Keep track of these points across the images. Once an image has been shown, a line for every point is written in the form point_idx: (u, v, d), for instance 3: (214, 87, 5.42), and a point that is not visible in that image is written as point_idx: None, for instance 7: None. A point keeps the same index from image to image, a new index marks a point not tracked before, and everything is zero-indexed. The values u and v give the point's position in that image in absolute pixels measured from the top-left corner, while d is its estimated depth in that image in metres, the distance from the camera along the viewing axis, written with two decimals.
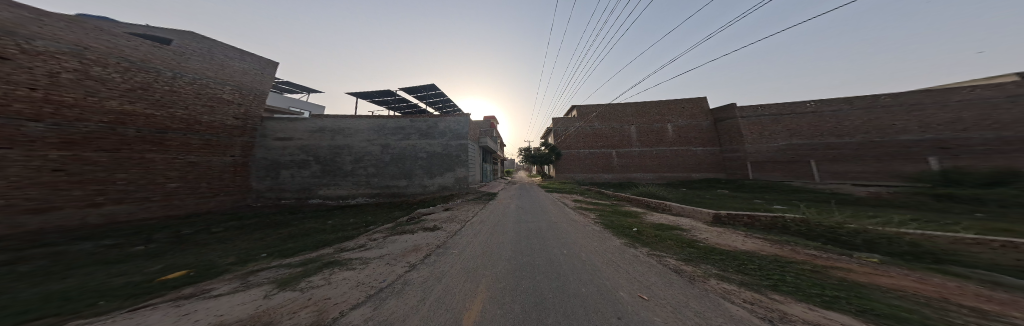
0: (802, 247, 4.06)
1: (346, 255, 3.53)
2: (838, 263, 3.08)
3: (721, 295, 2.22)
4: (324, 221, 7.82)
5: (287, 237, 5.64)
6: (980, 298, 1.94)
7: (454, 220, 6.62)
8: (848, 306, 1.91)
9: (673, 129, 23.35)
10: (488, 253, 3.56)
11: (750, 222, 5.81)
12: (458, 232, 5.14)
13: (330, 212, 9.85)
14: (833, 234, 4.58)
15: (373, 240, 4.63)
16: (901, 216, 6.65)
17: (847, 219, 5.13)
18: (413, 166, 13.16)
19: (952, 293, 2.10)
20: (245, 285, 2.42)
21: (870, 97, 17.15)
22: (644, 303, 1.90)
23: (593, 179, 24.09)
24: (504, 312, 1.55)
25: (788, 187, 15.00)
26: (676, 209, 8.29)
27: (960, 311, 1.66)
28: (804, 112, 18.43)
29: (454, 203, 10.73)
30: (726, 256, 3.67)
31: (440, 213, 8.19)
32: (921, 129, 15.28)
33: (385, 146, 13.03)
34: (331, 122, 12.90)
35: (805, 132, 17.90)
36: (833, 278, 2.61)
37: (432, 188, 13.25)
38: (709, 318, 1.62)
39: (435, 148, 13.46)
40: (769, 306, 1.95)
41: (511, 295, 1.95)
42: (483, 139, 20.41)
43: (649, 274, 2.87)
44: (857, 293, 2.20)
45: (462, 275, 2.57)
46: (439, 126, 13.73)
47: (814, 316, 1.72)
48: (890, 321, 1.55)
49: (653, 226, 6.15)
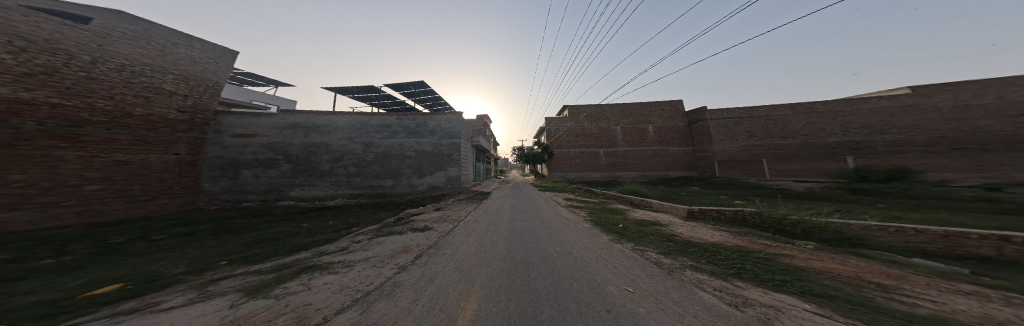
0: (757, 237, 4.52)
1: (325, 259, 3.35)
2: (784, 250, 3.49)
3: (695, 285, 2.42)
4: (297, 224, 7.39)
5: (248, 244, 5.18)
6: (882, 275, 2.32)
7: (445, 220, 6.52)
8: (791, 288, 2.18)
9: (654, 130, 24.58)
10: (482, 252, 3.58)
11: (717, 216, 6.31)
12: (449, 232, 5.08)
13: (303, 215, 9.20)
14: (778, 224, 5.15)
15: (357, 243, 4.44)
16: (831, 207, 7.77)
17: (790, 211, 5.83)
18: (399, 165, 12.68)
19: (866, 271, 2.47)
20: (201, 296, 2.23)
21: (813, 103, 19.21)
22: (629, 296, 2.02)
23: (582, 177, 24.77)
24: (500, 310, 1.58)
25: (746, 184, 16.44)
26: (656, 206, 8.77)
27: (870, 286, 1.98)
28: (760, 116, 20.32)
29: (444, 203, 10.50)
30: (699, 248, 3.98)
31: (431, 213, 8.04)
32: (845, 132, 17.81)
33: (368, 144, 12.43)
34: (304, 118, 12.11)
35: (761, 134, 19.83)
36: (781, 264, 2.93)
37: (420, 188, 12.91)
38: (685, 307, 1.76)
39: (422, 147, 13.10)
40: (734, 292, 2.16)
41: (505, 294, 1.97)
42: (476, 138, 20.29)
43: (634, 268, 3.06)
44: (798, 275, 2.51)
45: (455, 275, 2.56)
46: (427, 125, 13.40)
47: (770, 299, 1.93)
48: (824, 301, 1.78)
49: (636, 222, 6.46)
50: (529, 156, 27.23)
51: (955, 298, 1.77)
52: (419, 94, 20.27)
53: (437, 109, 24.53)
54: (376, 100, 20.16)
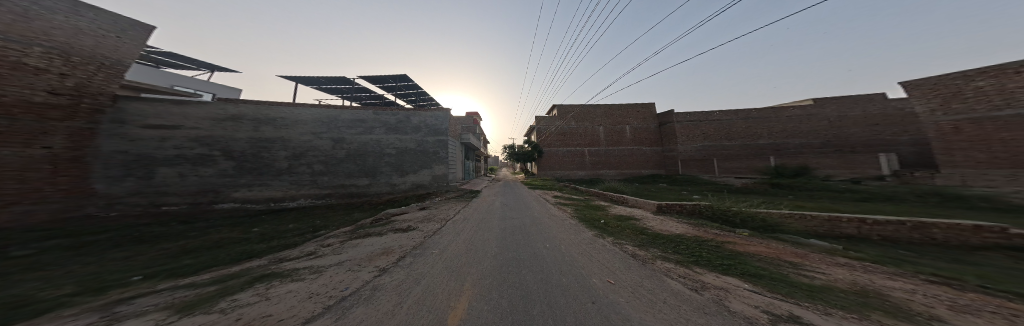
0: (711, 227, 5.10)
1: (288, 266, 3.05)
2: (728, 238, 4.05)
3: (666, 273, 2.67)
4: (245, 230, 6.55)
5: (179, 254, 4.31)
6: (795, 255, 2.92)
7: (431, 220, 6.30)
8: (734, 270, 2.54)
9: (630, 131, 26.12)
10: (470, 251, 3.54)
11: (681, 210, 6.96)
12: (436, 231, 4.94)
13: (262, 219, 8.21)
14: (726, 215, 5.92)
15: (328, 246, 4.13)
16: (759, 199, 9.15)
17: (733, 204, 6.74)
18: (375, 163, 11.93)
19: (789, 253, 3.01)
20: (106, 316, 1.78)
21: (749, 110, 21.88)
22: (611, 287, 2.17)
23: (569, 175, 25.60)
24: (490, 307, 1.58)
25: (701, 180, 18.30)
26: (632, 202, 9.35)
27: (790, 266, 2.44)
28: (713, 119, 22.62)
29: (427, 202, 10.14)
30: (668, 239, 4.38)
31: (414, 212, 7.69)
32: (769, 135, 21.01)
33: (338, 140, 11.49)
34: (254, 109, 10.38)
35: (713, 136, 22.17)
36: (727, 250, 3.36)
37: (402, 187, 12.34)
38: (657, 295, 1.93)
39: (403, 144, 12.51)
40: (694, 278, 2.43)
41: (495, 292, 1.96)
42: (465, 135, 19.70)
43: (613, 260, 3.27)
44: (741, 258, 2.94)
45: (442, 275, 2.51)
46: (407, 121, 12.83)
47: (721, 281, 2.23)
48: (759, 280, 2.11)
49: (615, 217, 6.89)
50: (520, 153, 27.52)
51: (851, 275, 2.26)
52: (401, 88, 19.18)
53: (420, 105, 23.44)
54: (352, 94, 18.62)
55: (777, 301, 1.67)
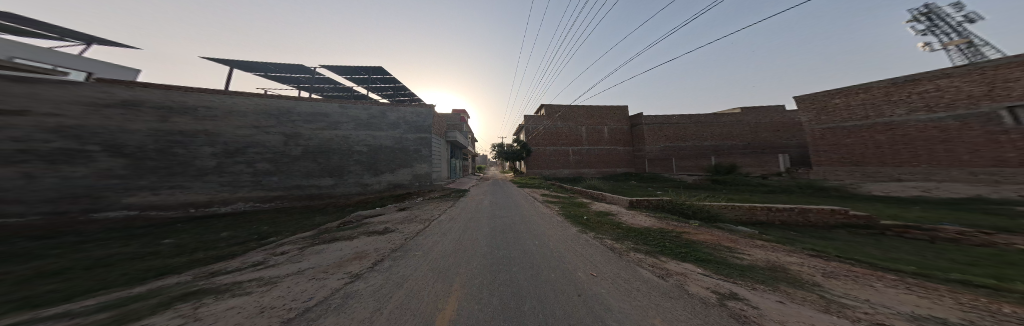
0: (672, 220, 5.67)
1: (228, 279, 2.62)
2: (685, 228, 4.58)
3: (638, 264, 2.89)
4: (167, 240, 5.44)
5: (53, 273, 3.32)
6: (733, 241, 3.51)
7: (410, 221, 5.94)
8: (693, 256, 2.84)
9: (608, 131, 27.58)
10: (459, 249, 3.38)
11: (648, 205, 7.53)
12: (417, 232, 4.65)
13: (191, 227, 6.85)
14: (685, 207, 6.63)
15: (282, 255, 3.65)
16: (707, 193, 10.50)
17: (690, 198, 7.60)
18: (343, 162, 10.89)
19: (731, 240, 3.54)
20: None
21: (703, 115, 24.71)
22: (594, 279, 2.28)
23: (554, 174, 26.39)
24: (482, 307, 1.47)
25: (662, 177, 20.20)
26: (610, 199, 9.91)
27: (736, 251, 2.85)
28: (676, 122, 25.04)
29: (405, 203, 9.60)
30: (637, 232, 4.77)
31: (391, 214, 7.17)
32: (717, 138, 24.20)
33: (295, 135, 10.20)
34: (174, 96, 8.59)
35: (673, 138, 24.76)
36: (684, 239, 3.78)
37: (376, 187, 11.53)
38: (640, 285, 2.04)
39: (376, 141, 11.67)
40: (661, 266, 2.67)
41: (486, 288, 1.89)
42: (451, 133, 19.06)
43: (595, 254, 3.44)
44: (695, 246, 3.36)
45: (428, 273, 2.30)
46: (382, 117, 12.00)
47: (681, 267, 2.50)
48: (709, 263, 2.42)
49: (595, 213, 7.28)
50: (509, 152, 27.93)
51: (767, 253, 2.87)
52: (376, 81, 17.80)
53: (396, 100, 22.00)
54: (313, 84, 16.59)
55: (723, 281, 1.93)
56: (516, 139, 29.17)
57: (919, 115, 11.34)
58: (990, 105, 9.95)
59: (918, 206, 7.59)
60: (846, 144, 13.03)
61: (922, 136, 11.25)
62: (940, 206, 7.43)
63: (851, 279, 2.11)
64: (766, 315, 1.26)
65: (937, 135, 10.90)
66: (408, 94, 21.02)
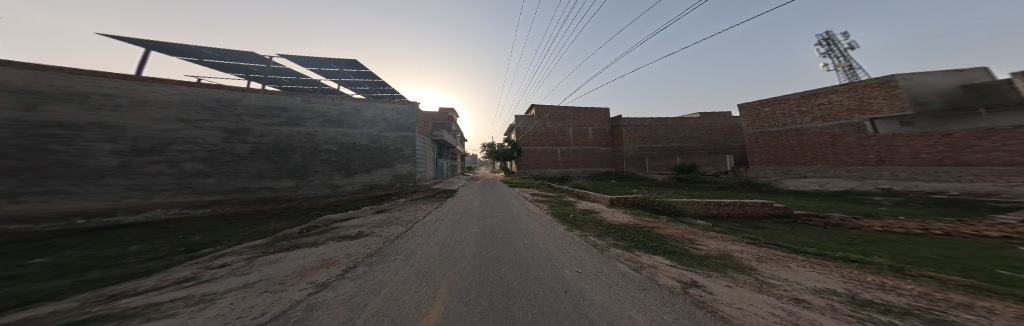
0: (647, 216, 6.08)
1: (140, 300, 2.07)
2: (657, 223, 4.96)
3: (617, 258, 3.06)
4: (69, 254, 4.48)
5: None
6: (698, 233, 3.87)
7: (387, 224, 5.64)
8: (664, 248, 3.08)
9: (592, 132, 28.59)
10: (444, 251, 3.30)
11: (626, 202, 7.95)
12: (397, 235, 4.43)
13: (98, 238, 5.67)
14: (659, 204, 7.11)
15: (222, 269, 3.17)
16: (673, 191, 11.49)
17: (662, 196, 8.19)
18: (309, 162, 9.94)
19: (695, 233, 3.92)
20: None
21: (676, 119, 26.81)
22: (579, 276, 2.37)
23: (544, 173, 26.91)
24: (470, 309, 1.46)
25: (636, 176, 21.56)
26: (593, 197, 10.31)
27: (698, 243, 3.17)
28: (653, 125, 26.85)
29: (382, 205, 9.14)
30: (616, 228, 5.05)
31: (365, 217, 6.72)
32: (688, 140, 26.43)
33: (244, 131, 8.91)
34: (59, 79, 6.78)
35: (650, 139, 26.54)
36: (656, 233, 4.10)
37: (349, 188, 10.77)
38: (620, 280, 2.14)
39: (348, 140, 10.87)
40: (637, 259, 2.85)
41: (474, 290, 1.87)
42: (436, 132, 18.47)
43: (580, 251, 3.57)
44: (665, 239, 3.66)
45: (410, 276, 2.22)
46: (355, 113, 11.17)
47: (653, 259, 2.71)
48: (675, 255, 2.66)
49: (579, 211, 7.50)
50: (501, 152, 28.36)
51: (721, 243, 3.23)
52: (348, 75, 16.45)
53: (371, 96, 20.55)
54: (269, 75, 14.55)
55: (685, 270, 2.14)
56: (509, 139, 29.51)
57: (817, 123, 13.64)
58: (859, 116, 12.21)
59: (831, 199, 9.18)
60: (766, 147, 15.39)
61: (818, 141, 13.55)
62: (848, 200, 9.01)
63: (778, 262, 2.51)
64: (719, 299, 1.41)
65: (828, 140, 13.22)
66: (385, 89, 19.82)
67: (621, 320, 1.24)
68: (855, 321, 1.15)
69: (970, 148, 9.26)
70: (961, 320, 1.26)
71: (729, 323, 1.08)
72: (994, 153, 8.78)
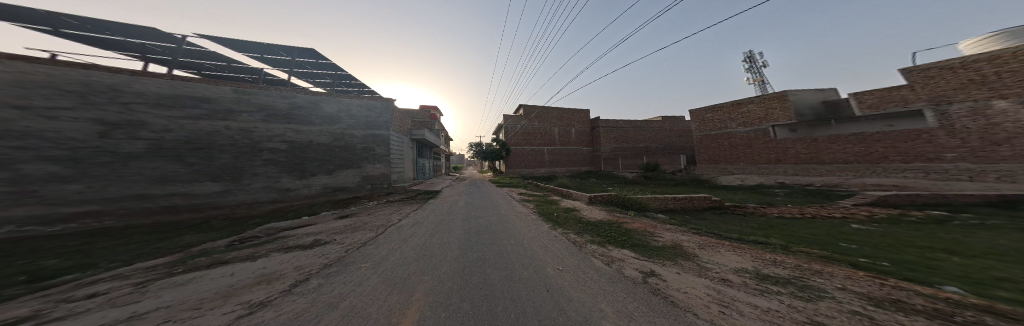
0: (619, 212, 6.50)
1: None
2: (626, 218, 5.37)
3: (592, 254, 3.21)
4: None
5: None
6: (661, 226, 4.27)
7: (351, 229, 5.21)
8: (632, 241, 3.33)
9: (575, 133, 29.58)
10: (422, 255, 3.18)
11: (602, 200, 8.37)
12: (367, 241, 4.12)
13: None
14: (630, 202, 7.59)
15: (94, 295, 2.19)
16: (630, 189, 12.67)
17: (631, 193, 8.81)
18: (248, 162, 8.69)
19: (659, 226, 4.30)
20: None
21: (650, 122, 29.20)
22: (560, 273, 2.44)
23: (531, 172, 27.34)
24: (450, 314, 1.41)
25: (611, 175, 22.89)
26: (575, 196, 10.72)
27: (659, 235, 3.52)
28: (629, 127, 28.85)
29: (346, 209, 8.41)
30: (593, 224, 5.34)
31: (323, 223, 6.10)
32: (660, 141, 28.97)
33: (141, 124, 7.32)
34: None
35: (626, 140, 28.50)
36: (625, 228, 4.44)
37: (304, 192, 9.73)
38: (594, 275, 2.25)
39: (301, 138, 9.84)
40: (609, 254, 3.01)
41: (454, 294, 1.82)
42: (416, 131, 17.42)
43: (560, 249, 3.68)
44: (633, 233, 3.98)
45: (381, 284, 2.07)
46: (308, 108, 10.14)
47: (620, 253, 2.91)
48: (638, 248, 2.89)
49: (562, 210, 7.73)
50: (489, 152, 28.37)
51: (674, 234, 3.61)
52: (303, 64, 14.73)
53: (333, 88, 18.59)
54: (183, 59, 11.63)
55: (647, 261, 2.34)
56: (499, 138, 29.38)
57: (741, 128, 15.93)
58: (766, 124, 14.88)
59: (754, 193, 10.83)
60: (709, 146, 17.43)
61: (740, 143, 15.91)
62: (759, 193, 10.77)
63: (712, 248, 2.89)
64: (670, 285, 1.58)
65: (745, 142, 15.64)
66: (350, 83, 18.23)
67: (593, 314, 1.30)
68: (768, 298, 1.42)
69: (824, 150, 12.45)
70: (820, 286, 1.78)
71: (680, 307, 1.22)
72: (835, 154, 12.03)
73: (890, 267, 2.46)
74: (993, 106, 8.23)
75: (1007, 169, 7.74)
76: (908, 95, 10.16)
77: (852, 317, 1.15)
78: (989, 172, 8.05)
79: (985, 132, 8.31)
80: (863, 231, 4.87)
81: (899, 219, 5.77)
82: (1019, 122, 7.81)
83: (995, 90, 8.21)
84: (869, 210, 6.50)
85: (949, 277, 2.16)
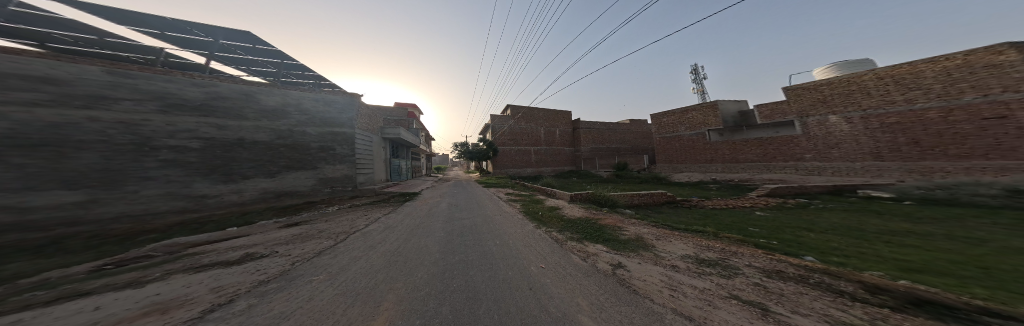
0: (594, 209, 6.92)
1: None
2: (599, 214, 5.79)
3: (571, 250, 3.34)
4: None
5: None
6: (627, 221, 4.66)
7: (305, 238, 4.55)
8: (605, 236, 3.55)
9: (559, 133, 30.33)
10: (399, 260, 3.03)
11: (581, 198, 8.72)
12: (332, 248, 3.77)
13: None
14: (603, 199, 8.13)
15: None
16: (589, 186, 13.72)
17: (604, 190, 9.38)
18: (134, 164, 6.03)
19: (628, 221, 4.69)
20: None
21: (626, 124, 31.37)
22: (543, 271, 2.50)
23: (518, 172, 27.57)
24: (427, 320, 1.36)
25: (590, 174, 23.74)
26: (558, 194, 11.06)
27: (626, 229, 3.83)
28: (607, 128, 30.66)
29: (295, 216, 7.04)
30: (571, 221, 5.62)
31: (262, 234, 5.00)
32: (634, 142, 31.39)
33: None
34: None
35: (605, 141, 30.22)
36: (598, 223, 4.78)
37: (234, 199, 7.53)
38: (570, 270, 2.34)
39: (226, 135, 7.58)
40: (585, 250, 3.16)
41: (433, 298, 1.75)
42: (388, 129, 16.41)
43: (544, 247, 3.79)
44: (605, 228, 4.29)
45: (348, 293, 1.93)
46: (232, 98, 7.87)
47: (593, 248, 3.11)
48: (608, 241, 3.14)
49: (546, 208, 7.92)
50: (474, 152, 27.83)
51: (637, 228, 3.96)
52: (233, 49, 11.34)
53: (275, 78, 14.94)
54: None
55: (613, 253, 2.55)
56: (485, 138, 29.08)
57: (689, 132, 17.94)
58: (704, 128, 17.18)
59: (693, 187, 12.54)
60: (667, 147, 19.12)
61: (687, 144, 18.05)
62: (694, 187, 12.49)
63: (665, 237, 3.26)
64: (633, 274, 1.72)
65: (691, 143, 17.82)
66: (301, 74, 14.98)
67: (570, 309, 1.35)
68: (706, 279, 1.66)
69: (739, 152, 15.76)
70: (736, 263, 2.21)
71: (639, 294, 1.33)
72: (744, 155, 15.51)
73: (777, 245, 3.24)
74: (830, 119, 12.35)
75: (837, 166, 11.92)
76: (786, 108, 13.90)
77: (769, 295, 1.42)
78: (828, 168, 12.26)
79: (828, 139, 12.36)
80: (764, 216, 6.11)
81: (784, 206, 7.41)
82: (843, 132, 11.89)
83: (832, 108, 12.24)
84: (765, 200, 8.14)
85: (813, 251, 3.08)
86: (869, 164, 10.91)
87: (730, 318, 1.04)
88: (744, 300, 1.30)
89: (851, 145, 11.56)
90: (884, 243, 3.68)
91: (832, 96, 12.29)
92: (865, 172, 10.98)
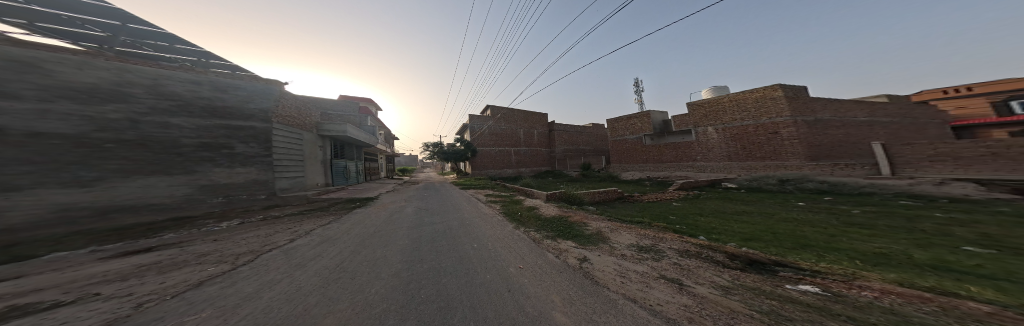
0: (566, 207, 7.31)
1: None
2: (571, 212, 6.13)
3: (546, 249, 3.45)
4: None
5: None
6: (593, 217, 5.04)
7: (192, 264, 3.06)
8: (576, 232, 3.77)
9: (536, 134, 31.17)
10: (353, 275, 2.70)
11: (556, 197, 9.13)
12: (263, 263, 3.15)
13: None
14: (574, 197, 8.68)
15: None
16: (544, 186, 14.67)
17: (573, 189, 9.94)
18: None
19: (591, 216, 5.09)
20: None
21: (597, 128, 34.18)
22: (520, 271, 2.55)
23: (499, 173, 27.54)
24: None
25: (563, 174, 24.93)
26: (536, 194, 11.42)
27: (592, 224, 4.12)
28: (579, 131, 32.99)
29: (146, 240, 4.55)
30: (546, 220, 5.83)
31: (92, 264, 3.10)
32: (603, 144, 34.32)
33: None
34: None
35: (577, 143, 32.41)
36: (569, 221, 5.05)
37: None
38: (544, 269, 2.42)
39: None
40: (558, 247, 3.31)
41: (397, 312, 1.64)
42: (324, 126, 14.74)
43: (521, 246, 3.89)
44: (573, 225, 4.56)
45: (282, 311, 1.65)
46: None
47: (564, 245, 3.29)
48: (575, 237, 3.38)
49: (525, 209, 8.02)
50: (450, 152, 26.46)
51: (599, 222, 4.35)
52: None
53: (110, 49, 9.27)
54: None
55: (579, 248, 2.74)
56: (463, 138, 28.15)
57: (629, 137, 20.38)
58: (637, 134, 19.82)
59: (622, 184, 14.32)
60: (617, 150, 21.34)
61: (626, 147, 20.51)
62: (626, 184, 14.25)
63: (621, 229, 3.65)
64: (595, 266, 1.88)
65: (627, 147, 20.43)
66: (165, 46, 10.24)
67: (545, 306, 1.41)
68: (649, 264, 1.92)
69: (655, 153, 18.45)
70: (664, 247, 2.60)
71: (600, 285, 1.46)
72: (658, 156, 18.28)
73: (696, 231, 3.91)
74: (707, 131, 15.77)
75: (713, 165, 15.36)
76: (685, 120, 16.95)
77: (691, 274, 1.68)
78: (707, 167, 15.63)
79: (707, 145, 15.70)
80: (679, 206, 7.42)
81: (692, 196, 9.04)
82: (715, 141, 15.39)
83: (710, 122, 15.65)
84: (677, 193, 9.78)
85: (713, 232, 3.85)
86: (732, 164, 14.50)
87: (660, 296, 1.23)
88: (671, 279, 1.54)
89: (720, 150, 15.11)
90: (735, 221, 4.91)
91: (710, 113, 15.76)
92: (731, 170, 14.50)
